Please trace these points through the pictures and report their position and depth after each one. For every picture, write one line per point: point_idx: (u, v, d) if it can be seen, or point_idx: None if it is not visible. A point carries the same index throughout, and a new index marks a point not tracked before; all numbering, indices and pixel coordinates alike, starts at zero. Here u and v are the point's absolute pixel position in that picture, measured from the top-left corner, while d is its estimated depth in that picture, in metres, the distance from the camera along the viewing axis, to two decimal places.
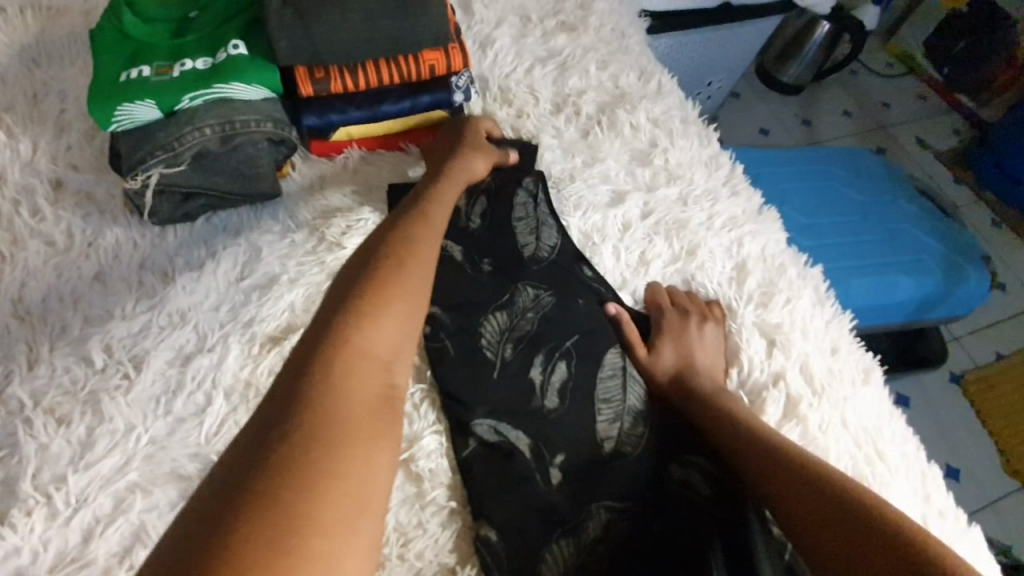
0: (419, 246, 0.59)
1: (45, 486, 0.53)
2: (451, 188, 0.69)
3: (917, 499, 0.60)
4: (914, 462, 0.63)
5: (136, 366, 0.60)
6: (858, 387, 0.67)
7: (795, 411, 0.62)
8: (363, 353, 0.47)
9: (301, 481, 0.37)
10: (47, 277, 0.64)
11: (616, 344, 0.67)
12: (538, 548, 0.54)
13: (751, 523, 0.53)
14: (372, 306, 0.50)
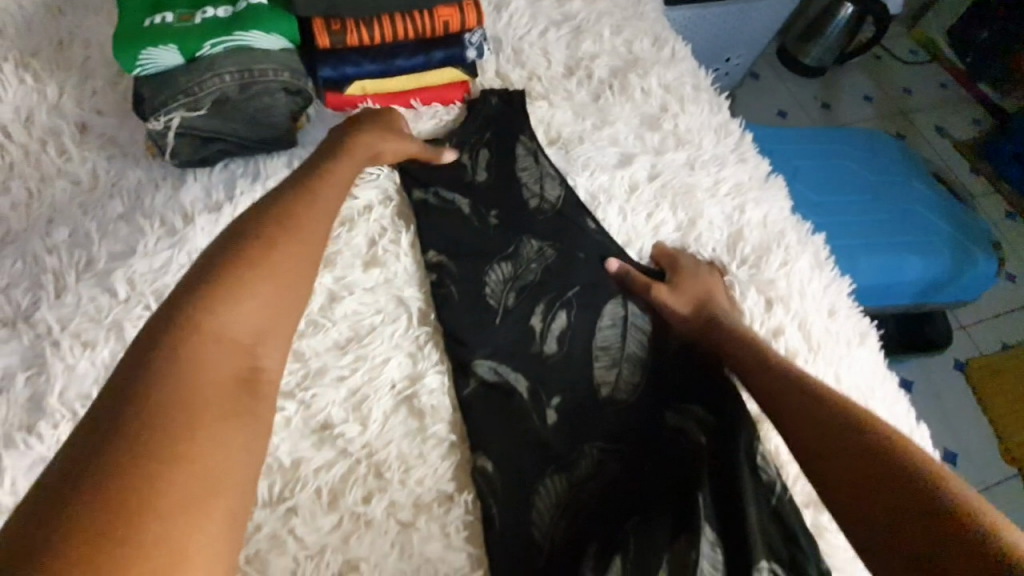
0: (291, 231, 0.56)
1: (72, 403, 0.57)
2: (352, 162, 0.66)
3: None
4: (902, 422, 0.65)
5: (157, 299, 0.63)
6: (851, 349, 0.68)
7: None
8: (208, 339, 0.46)
9: (134, 481, 0.37)
10: (73, 213, 0.67)
11: (618, 296, 0.68)
12: (533, 482, 0.57)
13: (742, 469, 0.57)
14: (220, 291, 0.49)
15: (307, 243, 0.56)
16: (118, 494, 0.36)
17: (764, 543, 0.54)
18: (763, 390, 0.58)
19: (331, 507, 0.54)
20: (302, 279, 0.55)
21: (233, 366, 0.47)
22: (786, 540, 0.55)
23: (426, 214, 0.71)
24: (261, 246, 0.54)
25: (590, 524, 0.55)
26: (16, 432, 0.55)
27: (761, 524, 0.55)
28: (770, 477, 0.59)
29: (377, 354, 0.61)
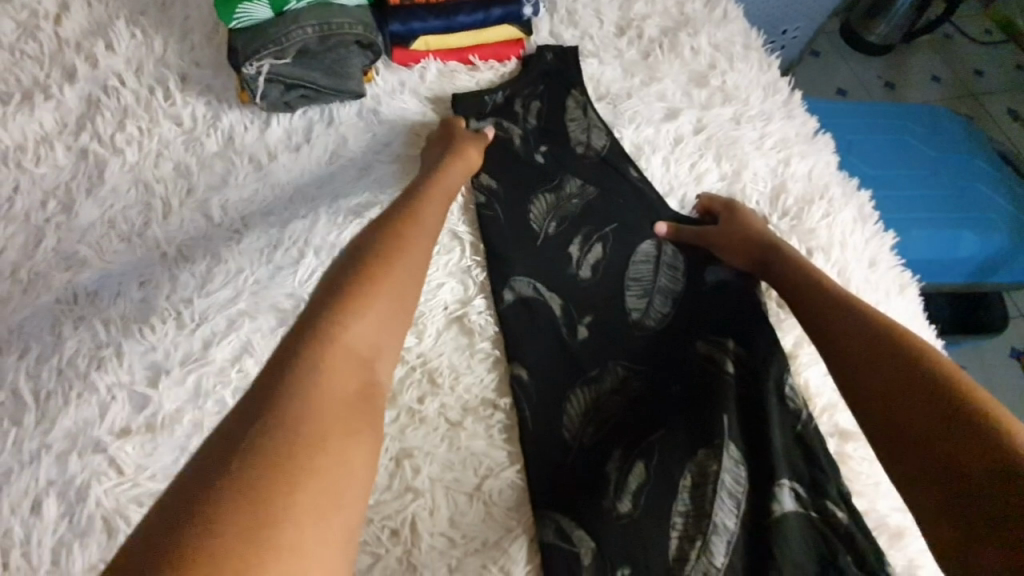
0: (394, 257, 0.55)
1: (177, 304, 0.66)
2: (439, 186, 0.67)
3: None
4: None
5: (246, 224, 0.72)
6: (889, 297, 0.69)
7: None
8: (337, 348, 0.46)
9: (240, 513, 0.34)
10: (177, 149, 0.77)
11: (652, 237, 0.73)
12: (564, 392, 0.64)
13: (769, 399, 0.62)
14: (343, 304, 0.49)
15: (418, 250, 0.58)
16: (247, 492, 0.35)
17: (787, 463, 0.59)
18: (821, 327, 0.60)
19: (390, 402, 0.61)
20: (409, 298, 0.54)
21: (352, 378, 0.46)
22: (807, 461, 0.60)
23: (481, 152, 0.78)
24: (369, 267, 0.53)
25: (615, 431, 0.62)
26: (133, 325, 0.65)
27: (785, 448, 0.60)
28: (797, 405, 0.62)
29: (432, 279, 0.68)
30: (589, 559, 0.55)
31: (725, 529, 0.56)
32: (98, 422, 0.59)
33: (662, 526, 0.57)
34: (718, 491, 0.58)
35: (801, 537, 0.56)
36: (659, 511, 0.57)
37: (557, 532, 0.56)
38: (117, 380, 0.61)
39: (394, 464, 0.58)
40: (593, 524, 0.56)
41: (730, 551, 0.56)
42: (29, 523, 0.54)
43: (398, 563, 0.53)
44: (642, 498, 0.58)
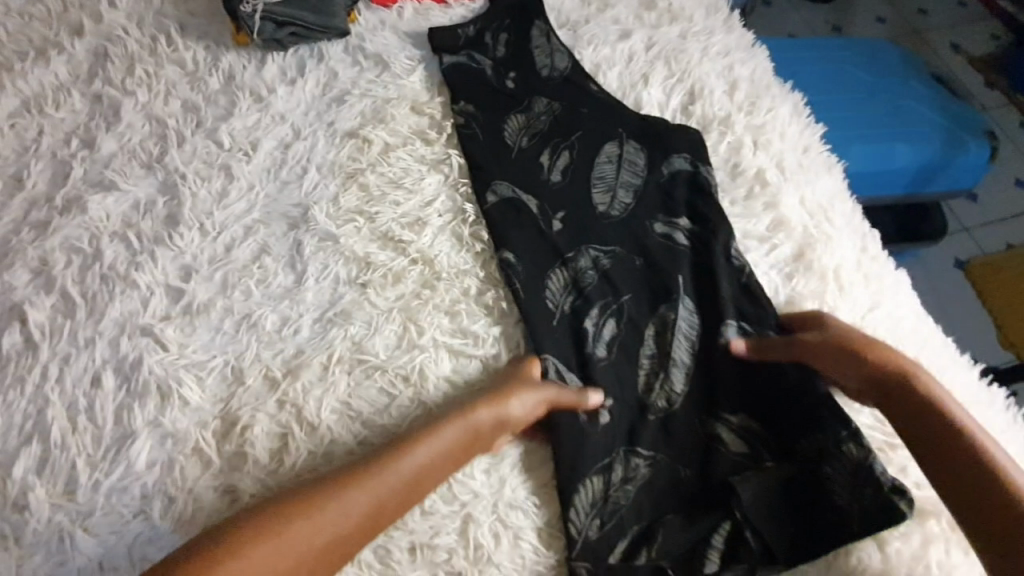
0: (408, 451, 0.57)
1: (199, 217, 0.76)
2: (459, 452, 0.59)
3: (853, 249, 0.73)
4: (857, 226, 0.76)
5: (252, 148, 0.81)
6: (818, 176, 0.79)
7: (764, 179, 0.77)
8: (305, 524, 0.51)
9: None
10: (183, 89, 0.86)
11: (614, 141, 0.82)
12: (543, 273, 0.73)
13: (717, 262, 0.72)
14: (301, 508, 0.52)
15: (354, 500, 0.53)
16: None
17: (736, 311, 0.70)
18: (869, 376, 0.62)
19: (395, 284, 0.71)
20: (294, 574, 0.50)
21: (325, 561, 0.52)
22: (754, 309, 0.70)
23: (455, 78, 0.87)
24: (377, 459, 0.56)
25: (589, 301, 0.71)
26: (162, 235, 0.74)
27: (735, 300, 0.70)
28: (742, 263, 0.72)
29: (429, 189, 0.78)
30: (573, 396, 0.66)
31: (685, 366, 0.68)
32: (142, 311, 0.68)
33: (633, 368, 0.68)
34: (676, 336, 0.69)
35: (747, 365, 0.67)
36: (630, 357, 0.68)
37: (545, 375, 0.66)
38: (155, 278, 0.71)
39: (401, 329, 0.68)
40: (576, 370, 0.67)
41: (690, 382, 0.67)
42: (91, 393, 0.63)
43: (410, 402, 0.63)
44: (615, 348, 0.69)
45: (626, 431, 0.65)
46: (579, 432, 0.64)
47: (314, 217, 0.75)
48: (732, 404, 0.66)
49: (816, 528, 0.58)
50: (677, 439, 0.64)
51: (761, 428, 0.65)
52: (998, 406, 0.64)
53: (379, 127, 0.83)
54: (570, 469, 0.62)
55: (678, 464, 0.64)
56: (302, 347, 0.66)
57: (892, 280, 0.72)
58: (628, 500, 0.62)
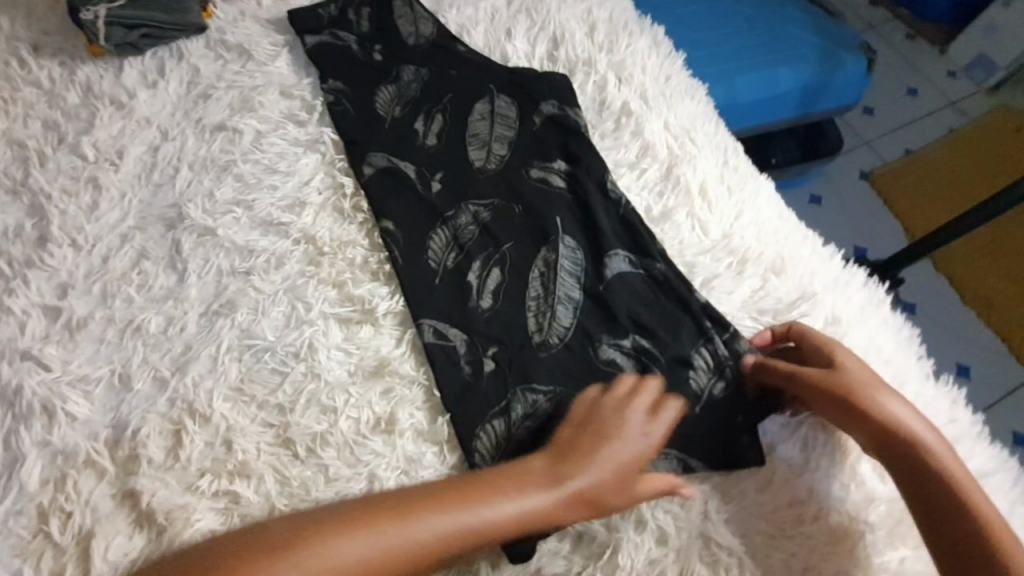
0: (489, 496, 0.54)
1: (70, 232, 0.73)
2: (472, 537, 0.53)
3: (717, 164, 0.80)
4: (721, 143, 0.83)
5: (120, 156, 0.79)
6: (680, 101, 0.85)
7: (628, 111, 0.82)
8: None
9: None
10: (42, 108, 0.82)
11: (485, 97, 0.83)
12: (426, 234, 0.74)
13: (592, 198, 0.75)
14: (366, 516, 0.51)
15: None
16: None
17: (615, 239, 0.72)
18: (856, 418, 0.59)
19: (278, 268, 0.71)
20: None
21: (404, 561, 0.50)
22: (631, 234, 0.73)
23: (321, 57, 0.86)
24: (445, 492, 0.53)
25: (472, 253, 0.72)
26: (32, 256, 0.71)
27: (613, 229, 0.73)
28: (618, 195, 0.75)
29: (307, 169, 0.78)
30: (463, 348, 0.67)
31: (570, 300, 0.69)
32: (19, 336, 0.65)
33: (521, 310, 0.69)
34: (560, 273, 0.71)
35: (633, 285, 0.70)
36: (517, 301, 0.70)
37: (434, 333, 0.67)
38: (30, 301, 0.68)
39: (289, 308, 0.68)
40: (463, 324, 0.69)
41: (576, 314, 0.69)
42: None
43: (304, 376, 0.64)
44: (501, 295, 0.70)
45: (519, 372, 0.66)
46: (472, 382, 0.65)
47: (189, 215, 0.74)
48: (622, 329, 0.68)
49: (696, 424, 0.64)
50: (574, 370, 0.66)
51: (653, 346, 0.67)
52: (855, 283, 0.74)
53: (249, 115, 0.81)
54: (467, 419, 0.63)
55: (575, 393, 0.65)
56: (190, 344, 0.66)
57: (755, 185, 0.80)
58: (529, 436, 0.63)
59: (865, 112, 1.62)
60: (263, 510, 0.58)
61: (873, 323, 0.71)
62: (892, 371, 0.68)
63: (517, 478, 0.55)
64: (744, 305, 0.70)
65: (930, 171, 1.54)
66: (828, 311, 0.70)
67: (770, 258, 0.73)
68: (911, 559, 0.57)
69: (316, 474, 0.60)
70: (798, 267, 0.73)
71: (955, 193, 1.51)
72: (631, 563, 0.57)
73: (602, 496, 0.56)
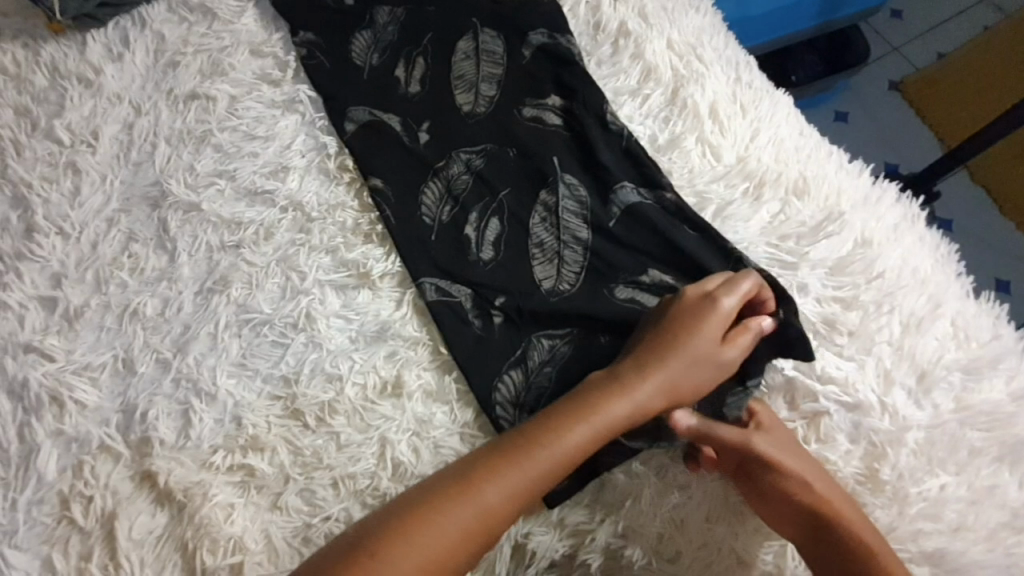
0: (573, 427, 0.53)
1: (55, 221, 0.71)
2: (558, 459, 0.52)
3: (728, 81, 0.73)
4: (731, 58, 0.76)
5: (95, 137, 0.75)
6: (684, 15, 0.77)
7: (625, 32, 0.75)
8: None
9: None
10: (9, 93, 0.78)
11: (468, 33, 0.76)
12: (418, 188, 0.70)
13: (591, 133, 0.69)
14: (472, 481, 0.51)
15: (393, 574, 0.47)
16: None
17: (620, 174, 0.67)
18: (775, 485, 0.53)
19: (268, 239, 0.68)
20: None
21: (478, 530, 0.50)
22: (636, 166, 0.68)
23: (290, 10, 0.81)
24: (533, 436, 0.53)
25: (469, 204, 0.68)
26: (21, 249, 0.69)
27: (617, 164, 0.68)
28: (619, 126, 0.69)
29: (288, 132, 0.74)
30: (470, 303, 0.64)
31: (577, 242, 0.65)
32: (20, 330, 0.65)
33: (526, 258, 0.65)
34: (565, 216, 0.66)
35: (646, 217, 0.65)
36: (520, 249, 0.66)
37: (436, 291, 0.64)
38: (25, 294, 0.67)
39: (283, 279, 0.66)
40: (466, 278, 0.65)
41: (585, 256, 0.64)
42: None
43: (305, 346, 0.62)
44: (502, 245, 0.66)
45: (531, 322, 0.63)
46: (483, 336, 0.62)
47: (172, 192, 0.71)
48: (638, 263, 0.64)
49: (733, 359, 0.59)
50: (593, 311, 0.62)
51: (675, 275, 0.63)
52: (887, 200, 0.68)
53: (220, 80, 0.77)
54: (482, 376, 0.60)
55: (595, 335, 0.61)
56: (188, 323, 0.64)
57: (770, 101, 0.73)
58: (550, 384, 0.60)
59: (892, 15, 1.48)
60: (279, 481, 0.57)
61: (907, 241, 0.65)
62: (930, 290, 0.63)
63: (589, 404, 0.54)
64: (764, 231, 0.64)
65: (966, 74, 1.41)
66: (858, 233, 0.64)
67: (790, 179, 0.67)
68: (952, 486, 0.54)
69: (327, 442, 0.58)
70: (822, 187, 0.67)
71: (996, 96, 1.38)
72: (655, 508, 0.56)
73: (695, 392, 0.57)
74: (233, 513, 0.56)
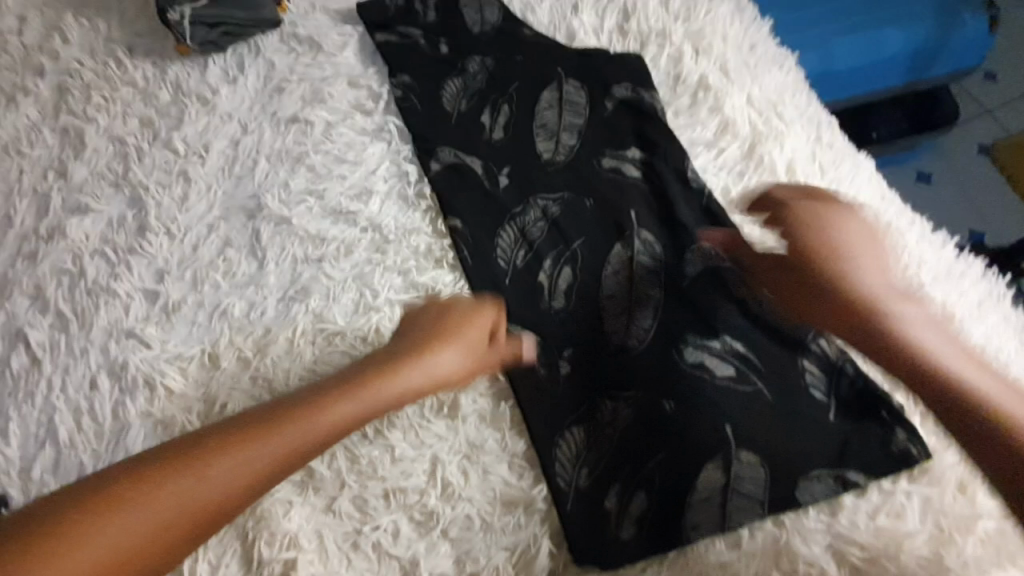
0: None
1: (164, 222, 0.79)
2: None
3: (810, 141, 0.73)
4: (814, 119, 0.76)
5: (206, 150, 0.84)
6: (767, 73, 0.79)
7: (706, 85, 0.77)
8: (225, 465, 0.51)
9: (208, 451, 0.51)
10: (138, 106, 0.89)
11: (553, 85, 0.81)
12: (495, 231, 0.74)
13: (673, 191, 0.71)
14: None
15: (281, 438, 0.53)
16: (181, 463, 0.51)
17: (700, 236, 0.69)
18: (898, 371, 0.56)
19: (348, 255, 0.73)
20: (262, 462, 0.52)
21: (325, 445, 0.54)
22: (716, 227, 0.69)
23: (391, 50, 0.88)
24: None
25: (543, 250, 0.71)
26: (134, 244, 0.78)
27: (698, 224, 0.70)
28: (699, 185, 0.72)
29: (375, 158, 0.80)
30: (538, 349, 0.67)
31: (649, 299, 0.67)
32: (125, 317, 0.73)
33: (596, 311, 0.67)
34: (638, 271, 0.68)
35: (723, 282, 0.67)
36: (589, 300, 0.68)
37: (507, 335, 0.67)
38: (133, 285, 0.75)
39: (358, 295, 0.71)
40: (536, 324, 0.68)
41: (656, 314, 0.66)
42: (90, 396, 0.68)
43: None
44: (573, 295, 0.69)
45: (597, 377, 0.65)
46: (550, 384, 0.65)
47: (268, 205, 0.78)
48: (709, 328, 0.65)
49: (805, 441, 0.59)
50: (658, 373, 0.63)
51: (747, 346, 0.64)
52: (971, 275, 0.66)
53: (319, 107, 0.84)
54: (547, 425, 0.62)
55: (660, 401, 0.62)
56: (270, 327, 0.70)
57: (852, 163, 0.73)
58: (610, 446, 0.61)
59: (986, 77, 1.42)
60: (334, 485, 0.60)
61: (991, 320, 0.63)
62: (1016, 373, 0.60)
63: None
64: None
65: None
66: (938, 306, 0.63)
67: None
68: None
69: (383, 454, 0.61)
70: (902, 256, 0.66)
71: None
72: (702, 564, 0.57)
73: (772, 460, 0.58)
74: (291, 509, 0.59)
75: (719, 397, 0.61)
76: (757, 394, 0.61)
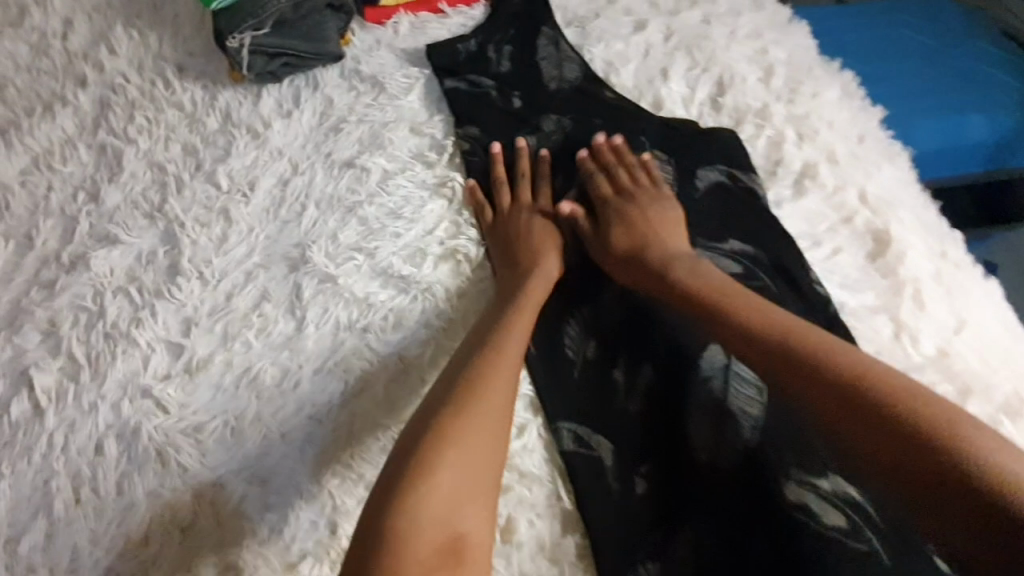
0: None
1: (198, 264, 0.72)
2: None
3: (931, 256, 0.66)
4: (930, 227, 0.69)
5: (251, 188, 0.77)
6: (876, 167, 0.72)
7: (809, 175, 0.71)
8: (445, 471, 0.48)
9: (422, 464, 0.48)
10: (182, 132, 0.83)
11: (636, 159, 0.75)
12: (565, 313, 0.67)
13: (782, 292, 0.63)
14: None
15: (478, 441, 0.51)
16: (412, 462, 0.49)
17: None
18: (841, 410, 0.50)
19: (396, 327, 0.66)
20: (473, 485, 0.49)
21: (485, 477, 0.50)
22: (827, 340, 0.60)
23: (458, 98, 0.82)
24: None
25: (620, 343, 0.65)
26: (162, 287, 0.70)
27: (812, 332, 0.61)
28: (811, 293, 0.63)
29: (431, 217, 0.73)
30: (609, 459, 0.59)
31: (747, 417, 0.59)
32: (143, 371, 0.65)
33: (681, 421, 0.60)
34: (733, 381, 0.61)
35: None
36: (672, 408, 0.61)
37: (575, 440, 0.59)
38: (157, 335, 0.67)
39: (405, 376, 0.63)
40: (608, 428, 0.61)
41: (754, 434, 0.58)
42: (94, 462, 0.60)
43: None
44: (653, 399, 0.62)
45: (678, 501, 0.56)
46: (621, 503, 0.56)
47: (312, 258, 0.71)
48: (818, 462, 0.56)
49: None
50: (751, 508, 0.55)
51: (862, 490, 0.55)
52: None
53: (377, 153, 0.78)
54: (617, 556, 0.54)
55: (752, 542, 0.54)
56: (303, 403, 0.62)
57: (975, 286, 0.65)
58: None
59: None
60: None
61: None
62: None
63: None
64: None
65: None
66: None
67: (1000, 391, 0.58)
68: None
69: None
70: None
71: None
72: None
73: None
74: None
75: (824, 552, 0.52)
76: (871, 555, 0.52)
